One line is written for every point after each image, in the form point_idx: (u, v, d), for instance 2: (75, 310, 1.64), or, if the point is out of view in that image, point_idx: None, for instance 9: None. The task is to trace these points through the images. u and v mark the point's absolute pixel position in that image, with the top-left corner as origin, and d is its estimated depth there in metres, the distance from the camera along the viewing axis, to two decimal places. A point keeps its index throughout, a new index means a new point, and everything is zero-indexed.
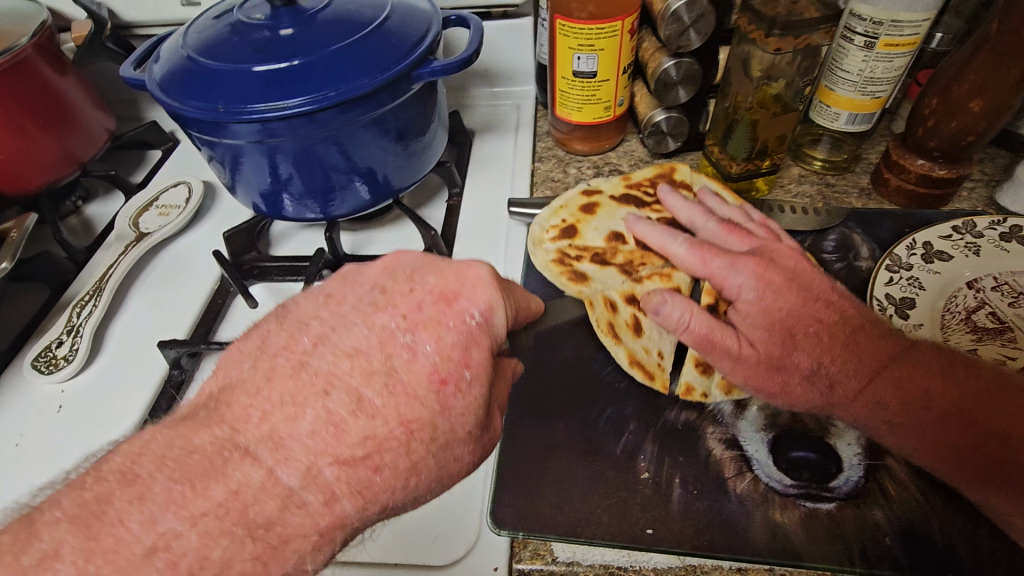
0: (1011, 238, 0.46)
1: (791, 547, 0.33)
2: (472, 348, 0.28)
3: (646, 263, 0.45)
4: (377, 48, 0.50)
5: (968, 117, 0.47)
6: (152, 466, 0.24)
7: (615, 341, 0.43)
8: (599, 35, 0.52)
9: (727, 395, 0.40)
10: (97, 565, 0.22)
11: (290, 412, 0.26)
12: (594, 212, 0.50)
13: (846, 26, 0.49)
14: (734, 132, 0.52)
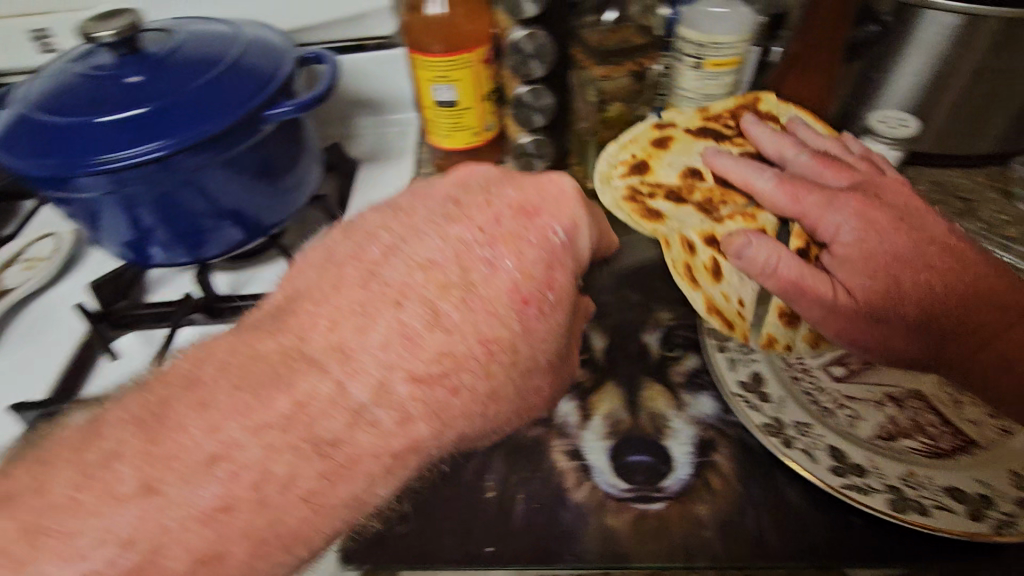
0: None
1: (619, 550, 0.35)
2: (554, 267, 0.34)
3: (726, 202, 0.44)
4: (223, 90, 0.50)
5: (787, 127, 0.51)
6: (216, 373, 0.30)
7: (693, 286, 0.43)
8: (452, 66, 0.54)
9: (813, 347, 0.43)
10: (162, 467, 0.28)
11: (360, 325, 0.31)
12: (669, 146, 0.48)
13: (677, 49, 0.51)
14: (588, 153, 0.54)
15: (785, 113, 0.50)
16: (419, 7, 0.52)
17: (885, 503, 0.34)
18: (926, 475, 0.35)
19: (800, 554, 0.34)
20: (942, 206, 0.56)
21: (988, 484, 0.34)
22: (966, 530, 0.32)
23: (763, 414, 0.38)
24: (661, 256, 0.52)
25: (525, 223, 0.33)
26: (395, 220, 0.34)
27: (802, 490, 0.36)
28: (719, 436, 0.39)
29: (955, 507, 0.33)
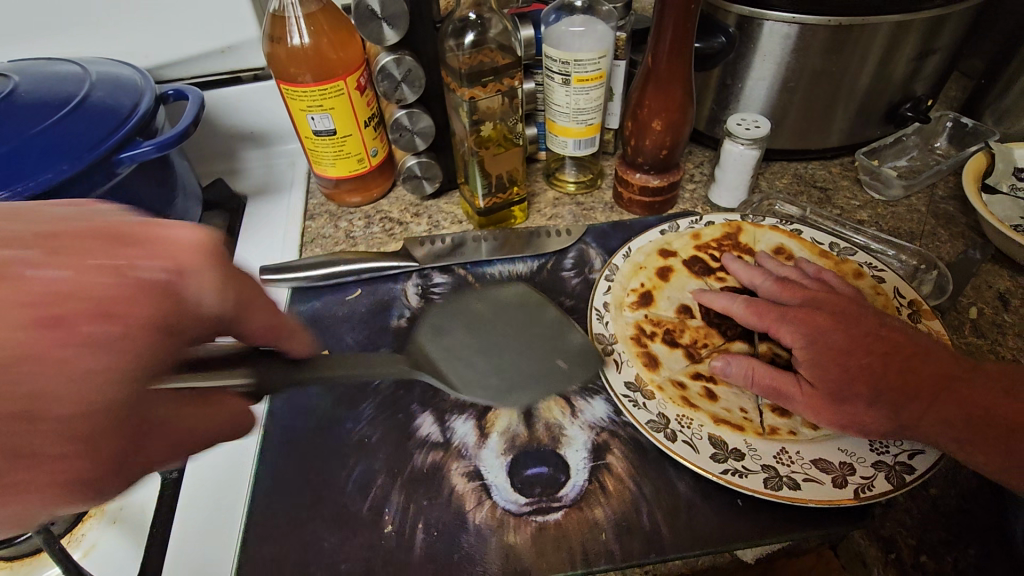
0: (706, 232, 0.51)
1: (520, 566, 0.35)
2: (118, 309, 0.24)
3: (708, 343, 0.44)
4: (68, 135, 0.46)
5: (655, 135, 0.53)
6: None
7: (694, 411, 0.39)
8: (326, 95, 0.53)
9: (817, 431, 0.38)
10: None
11: None
12: (668, 279, 0.48)
13: (547, 67, 0.54)
14: (471, 171, 0.55)
15: (649, 120, 0.53)
16: (283, 37, 0.51)
17: (761, 482, 0.35)
18: (796, 452, 0.37)
19: (691, 543, 0.35)
20: (804, 197, 0.62)
21: (850, 452, 0.37)
22: (830, 497, 0.34)
23: (649, 411, 0.39)
24: (552, 266, 0.53)
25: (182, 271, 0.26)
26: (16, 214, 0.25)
27: (690, 481, 0.38)
28: (611, 439, 0.40)
29: (822, 478, 0.35)
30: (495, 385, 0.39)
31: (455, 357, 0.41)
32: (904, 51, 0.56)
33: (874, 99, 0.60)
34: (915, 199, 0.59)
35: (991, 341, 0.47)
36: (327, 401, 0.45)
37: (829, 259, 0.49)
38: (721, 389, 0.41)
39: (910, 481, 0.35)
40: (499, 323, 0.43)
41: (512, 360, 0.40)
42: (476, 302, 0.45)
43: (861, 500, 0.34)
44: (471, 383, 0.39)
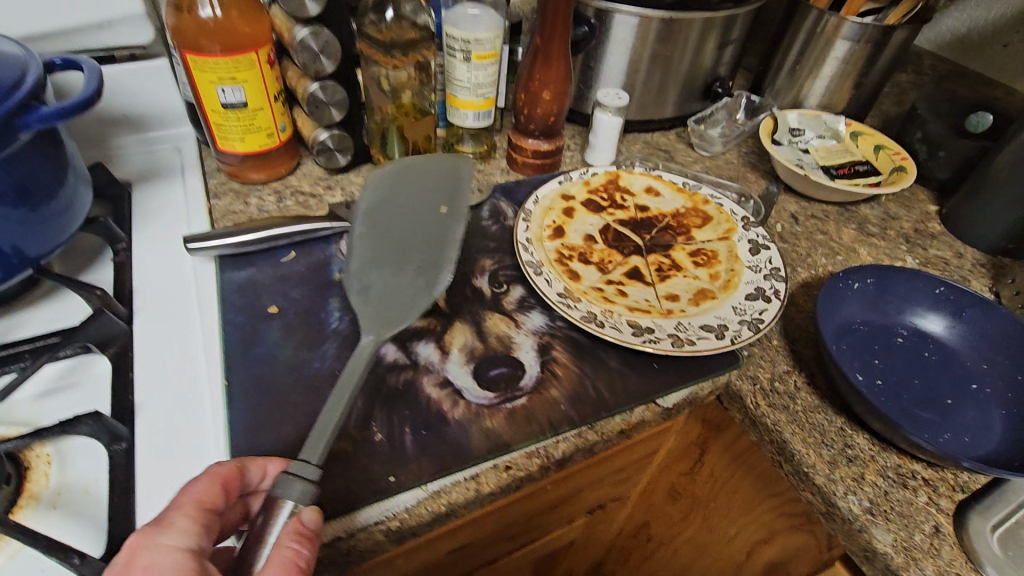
0: (594, 179, 0.63)
1: (502, 441, 0.42)
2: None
3: (613, 259, 0.55)
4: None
5: (545, 104, 0.64)
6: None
7: (612, 305, 0.49)
8: (238, 67, 0.54)
9: (699, 306, 0.51)
10: None
11: None
12: (573, 216, 0.58)
13: (448, 46, 0.62)
14: (390, 140, 0.61)
15: (540, 91, 0.63)
16: (191, 7, 0.52)
17: (670, 344, 0.47)
18: (688, 322, 0.49)
19: (627, 399, 0.45)
20: (654, 157, 0.77)
21: (723, 317, 0.50)
22: (716, 347, 0.47)
23: (580, 310, 0.49)
24: (471, 219, 0.60)
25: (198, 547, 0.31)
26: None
27: (619, 358, 0.48)
28: (552, 339, 0.49)
29: (708, 335, 0.48)
30: (425, 272, 0.48)
31: (387, 295, 0.46)
32: (711, 42, 0.74)
33: (693, 79, 0.78)
34: (730, 154, 0.78)
35: (792, 245, 0.65)
36: (285, 348, 0.46)
37: (684, 192, 0.63)
38: (629, 289, 0.52)
39: (763, 327, 0.49)
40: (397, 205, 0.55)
41: (419, 245, 0.51)
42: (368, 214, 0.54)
43: (735, 344, 0.47)
44: (408, 285, 0.47)
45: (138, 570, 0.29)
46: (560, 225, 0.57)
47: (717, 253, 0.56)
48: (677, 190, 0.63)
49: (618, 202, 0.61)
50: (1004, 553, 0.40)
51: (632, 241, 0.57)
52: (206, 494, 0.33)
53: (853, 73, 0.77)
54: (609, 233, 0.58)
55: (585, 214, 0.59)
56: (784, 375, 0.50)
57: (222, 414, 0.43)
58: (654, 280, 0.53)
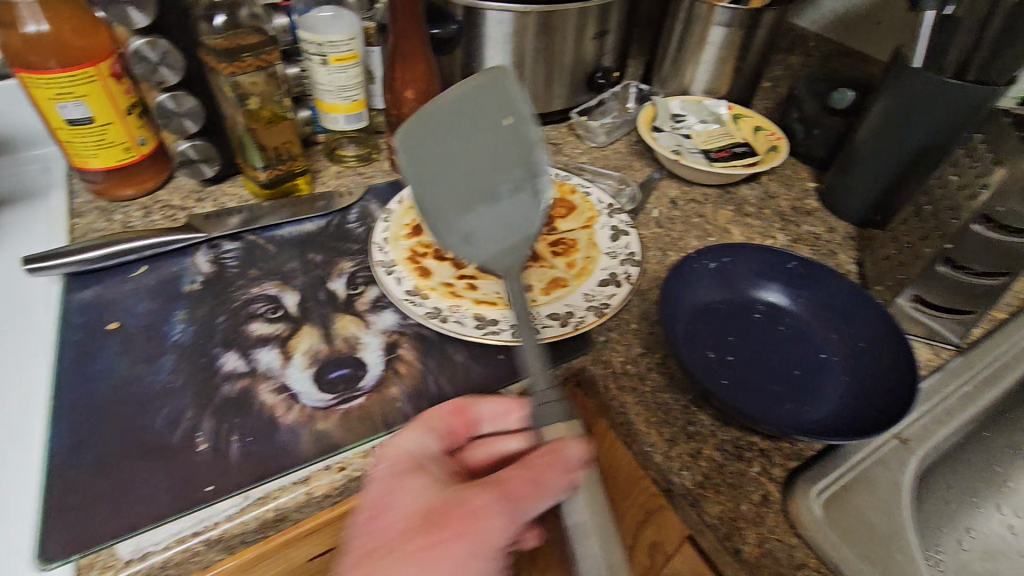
0: None
1: (331, 442, 0.42)
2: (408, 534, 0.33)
3: None
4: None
5: (409, 102, 0.64)
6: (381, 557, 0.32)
7: (458, 299, 0.50)
8: (76, 82, 0.53)
9: (550, 295, 0.51)
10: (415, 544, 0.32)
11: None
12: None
13: (304, 51, 0.61)
14: (247, 147, 0.60)
15: (402, 90, 0.63)
16: (16, 24, 0.50)
17: (511, 334, 0.47)
18: (535, 311, 0.49)
19: (466, 392, 0.46)
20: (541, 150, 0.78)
21: (571, 304, 0.50)
22: (557, 334, 0.47)
23: (425, 306, 0.49)
24: (338, 222, 0.60)
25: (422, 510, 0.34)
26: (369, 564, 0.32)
27: (465, 352, 0.48)
28: (400, 337, 0.49)
29: (552, 323, 0.48)
30: (525, 182, 0.49)
31: (500, 221, 0.48)
32: (587, 34, 0.75)
33: (576, 72, 0.79)
34: (617, 144, 0.79)
35: (666, 230, 0.66)
36: (121, 364, 0.46)
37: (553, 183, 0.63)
38: (480, 282, 0.52)
39: (608, 312, 0.49)
40: (447, 126, 0.48)
41: (503, 163, 0.49)
42: (413, 166, 0.48)
43: (576, 330, 0.48)
44: (500, 213, 0.48)
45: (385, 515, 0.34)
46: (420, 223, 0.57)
47: (577, 242, 0.57)
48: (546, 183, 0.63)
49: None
50: (824, 515, 0.41)
51: None
52: (414, 448, 0.38)
53: (731, 57, 0.79)
54: None
55: None
56: (637, 358, 0.51)
57: (45, 437, 0.42)
58: (510, 272, 0.54)
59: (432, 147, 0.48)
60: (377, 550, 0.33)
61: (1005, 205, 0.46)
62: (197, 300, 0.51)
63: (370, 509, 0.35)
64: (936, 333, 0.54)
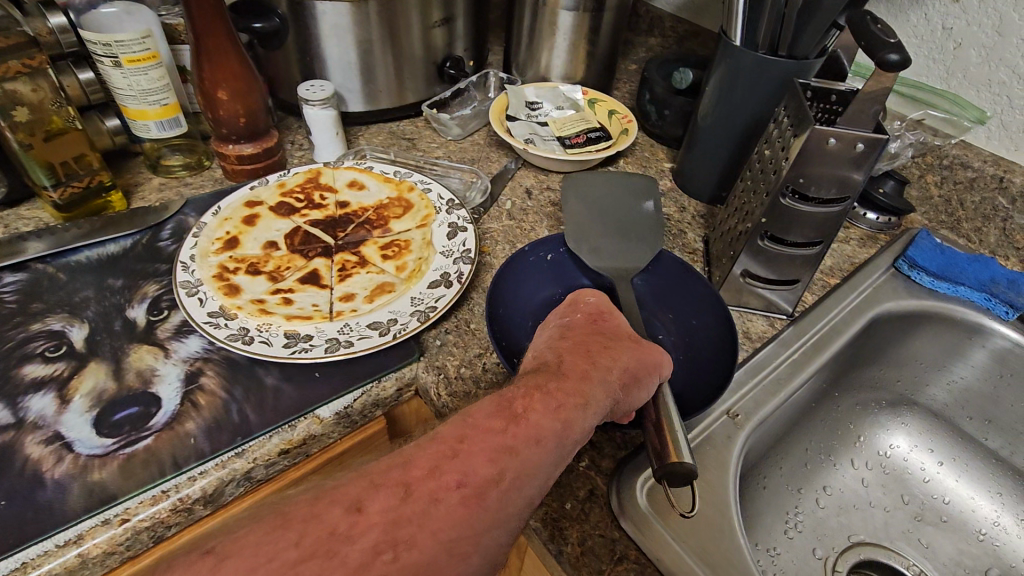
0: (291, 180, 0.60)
1: (106, 494, 0.37)
2: (587, 350, 0.38)
3: (291, 267, 0.53)
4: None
5: (225, 104, 0.59)
6: (544, 369, 0.36)
7: (269, 317, 0.46)
8: None
9: (373, 302, 0.49)
10: (577, 362, 0.36)
11: (555, 391, 0.33)
12: (255, 224, 0.56)
13: (92, 52, 0.55)
14: (29, 164, 0.53)
15: (215, 91, 0.58)
16: None
17: (323, 350, 0.44)
18: (355, 322, 0.47)
19: (274, 418, 0.42)
20: (395, 146, 0.74)
21: (395, 310, 0.48)
22: (375, 345, 0.45)
23: (230, 328, 0.45)
24: (148, 241, 0.54)
25: (586, 343, 0.39)
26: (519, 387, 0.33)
27: (277, 374, 0.45)
28: (204, 364, 0.44)
29: (371, 333, 0.46)
30: (650, 239, 0.55)
31: (615, 254, 0.54)
32: (430, 24, 0.72)
33: (426, 63, 0.75)
34: (476, 136, 0.77)
35: (518, 221, 0.64)
36: None
37: (392, 181, 0.62)
38: (297, 295, 0.49)
39: (432, 316, 0.47)
40: (595, 190, 0.60)
41: (636, 217, 0.57)
42: (570, 208, 0.58)
43: (395, 338, 0.45)
44: (628, 250, 0.54)
45: (563, 341, 0.39)
46: (234, 237, 0.54)
47: (411, 242, 0.55)
48: (383, 180, 0.61)
49: (315, 202, 0.59)
50: (649, 503, 0.40)
51: (321, 242, 0.56)
52: (585, 307, 0.43)
53: (582, 42, 0.78)
54: (297, 236, 0.56)
55: (269, 220, 0.57)
56: (473, 359, 0.49)
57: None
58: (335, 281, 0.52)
59: (596, 197, 0.59)
60: (565, 352, 0.37)
61: (805, 175, 0.47)
62: None
63: (574, 326, 0.41)
64: (774, 303, 0.57)
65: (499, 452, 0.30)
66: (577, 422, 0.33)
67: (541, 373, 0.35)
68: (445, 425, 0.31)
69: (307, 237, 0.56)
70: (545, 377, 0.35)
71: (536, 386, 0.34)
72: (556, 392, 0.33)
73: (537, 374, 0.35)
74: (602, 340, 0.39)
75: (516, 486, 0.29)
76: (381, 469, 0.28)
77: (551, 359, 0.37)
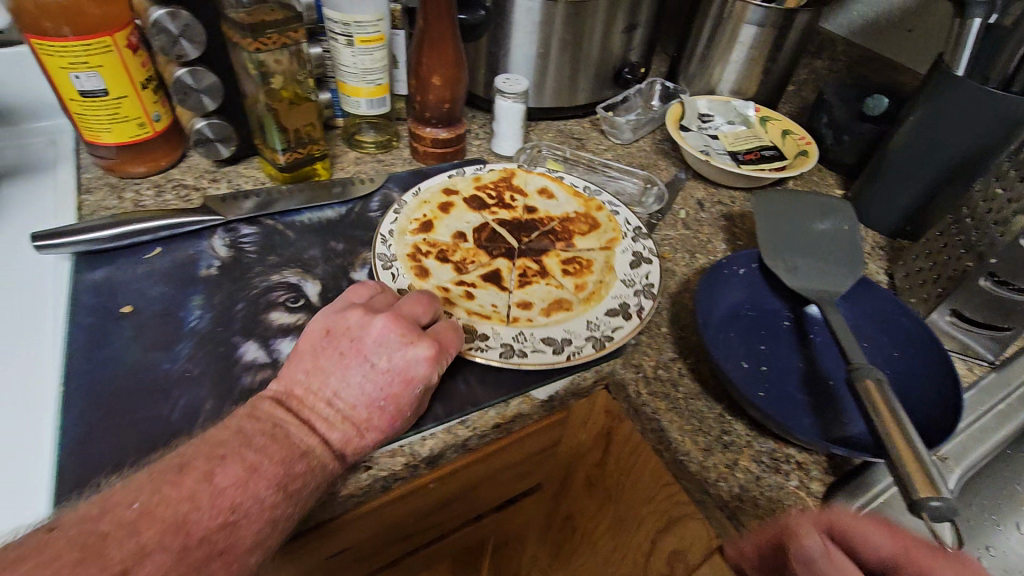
0: (484, 174, 0.63)
1: None
2: (390, 393, 0.38)
3: (475, 262, 0.55)
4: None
5: (436, 89, 0.62)
6: (329, 414, 0.37)
7: (451, 307, 0.49)
8: (90, 52, 0.51)
9: (549, 318, 0.49)
10: (334, 421, 0.37)
11: (317, 446, 0.36)
12: (449, 212, 0.59)
13: (329, 30, 0.59)
14: (268, 128, 0.58)
15: (430, 77, 0.61)
16: None
17: (497, 354, 0.45)
18: (531, 332, 0.47)
19: (496, 392, 0.45)
20: (566, 145, 0.76)
21: (570, 330, 0.48)
22: (546, 363, 0.45)
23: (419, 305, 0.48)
24: (359, 210, 0.58)
25: (365, 382, 0.38)
26: (278, 433, 0.36)
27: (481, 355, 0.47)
28: None
29: (545, 348, 0.46)
30: (848, 264, 0.54)
31: (814, 275, 0.53)
32: (615, 28, 0.73)
33: (602, 66, 0.77)
34: (643, 142, 0.78)
35: (693, 231, 0.64)
36: (135, 348, 0.43)
37: (581, 196, 0.63)
38: (478, 292, 0.52)
39: (608, 346, 0.46)
40: (789, 210, 0.59)
41: (832, 241, 0.56)
42: (763, 222, 0.57)
43: (569, 360, 0.45)
44: (827, 272, 0.53)
45: (357, 368, 0.39)
46: (424, 222, 0.56)
47: (593, 263, 0.55)
48: (575, 193, 0.63)
49: (506, 202, 0.61)
50: None
51: (505, 243, 0.58)
52: (372, 335, 0.40)
53: (761, 59, 0.77)
54: (484, 232, 0.58)
55: (457, 209, 0.59)
56: (669, 362, 0.50)
57: (53, 419, 0.40)
58: (514, 285, 0.54)
59: (789, 216, 0.58)
60: (351, 393, 0.38)
61: None
62: (214, 285, 0.49)
63: (346, 330, 0.41)
64: (971, 348, 0.54)
65: (307, 469, 0.35)
66: (252, 518, 0.32)
67: (320, 421, 0.37)
68: (217, 448, 0.33)
69: (493, 235, 0.58)
70: (321, 431, 0.37)
71: (307, 446, 0.36)
72: (213, 497, 0.31)
73: (275, 432, 0.36)
74: (392, 373, 0.39)
75: (263, 528, 0.32)
76: (233, 443, 0.34)
77: (322, 401, 0.38)
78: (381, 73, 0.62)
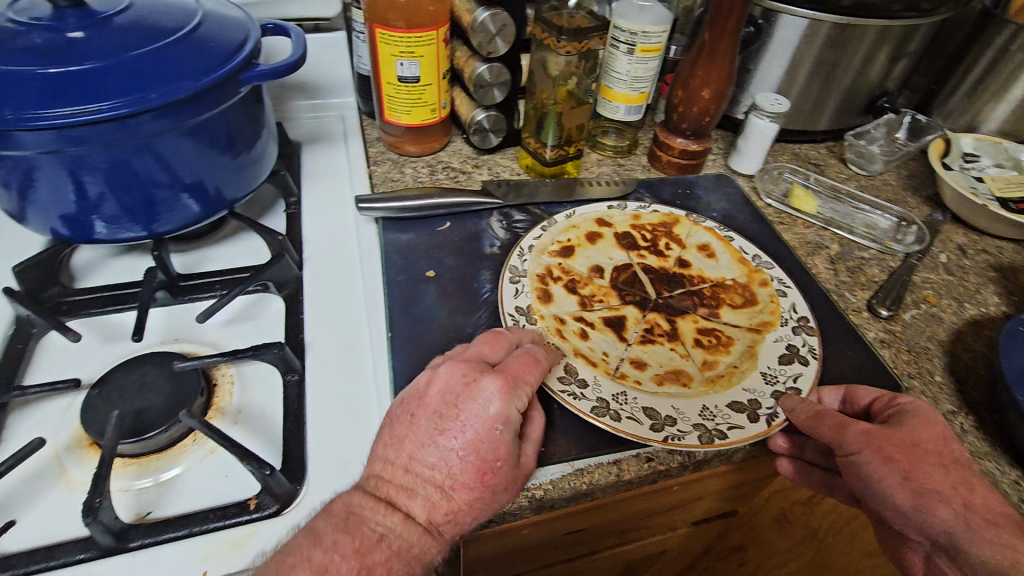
0: (645, 213, 0.62)
1: None
2: (476, 443, 0.37)
3: (603, 301, 0.53)
4: (96, 51, 0.42)
5: (702, 103, 0.63)
6: (408, 489, 0.36)
7: (562, 340, 0.47)
8: (417, 43, 0.57)
9: (659, 386, 0.45)
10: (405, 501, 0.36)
11: (391, 528, 0.35)
12: (595, 242, 0.58)
13: (613, 37, 0.62)
14: (546, 125, 0.62)
15: (699, 90, 0.62)
16: None
17: (588, 407, 0.42)
18: (633, 396, 0.44)
19: None
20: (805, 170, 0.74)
21: (680, 410, 0.43)
22: (642, 436, 0.41)
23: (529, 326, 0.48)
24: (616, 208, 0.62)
25: (447, 436, 0.37)
26: (355, 519, 0.34)
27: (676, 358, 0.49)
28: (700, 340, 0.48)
29: (643, 421, 0.42)
30: None
31: None
32: (882, 56, 0.69)
33: (858, 93, 0.73)
34: (889, 175, 0.75)
35: (959, 278, 0.60)
36: (443, 310, 0.50)
37: (747, 264, 0.57)
38: (594, 334, 0.49)
39: (716, 443, 0.41)
40: None
41: None
42: None
43: (663, 443, 0.40)
44: None
45: (433, 426, 0.37)
46: (562, 249, 0.56)
47: (734, 343, 0.50)
48: (733, 246, 0.59)
49: (660, 249, 0.58)
50: None
51: (642, 291, 0.55)
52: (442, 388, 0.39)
53: None
54: (626, 272, 0.56)
55: (603, 242, 0.58)
56: (950, 415, 0.47)
57: (385, 347, 0.48)
58: (635, 338, 0.50)
59: None
60: (432, 454, 0.37)
61: None
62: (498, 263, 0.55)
63: (415, 394, 0.39)
64: None
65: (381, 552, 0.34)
66: None
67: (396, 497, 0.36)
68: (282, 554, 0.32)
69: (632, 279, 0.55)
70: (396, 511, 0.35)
71: (385, 527, 0.35)
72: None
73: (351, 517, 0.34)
74: (464, 422, 0.37)
75: None
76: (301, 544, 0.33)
77: (397, 470, 0.37)
78: (648, 80, 0.64)
